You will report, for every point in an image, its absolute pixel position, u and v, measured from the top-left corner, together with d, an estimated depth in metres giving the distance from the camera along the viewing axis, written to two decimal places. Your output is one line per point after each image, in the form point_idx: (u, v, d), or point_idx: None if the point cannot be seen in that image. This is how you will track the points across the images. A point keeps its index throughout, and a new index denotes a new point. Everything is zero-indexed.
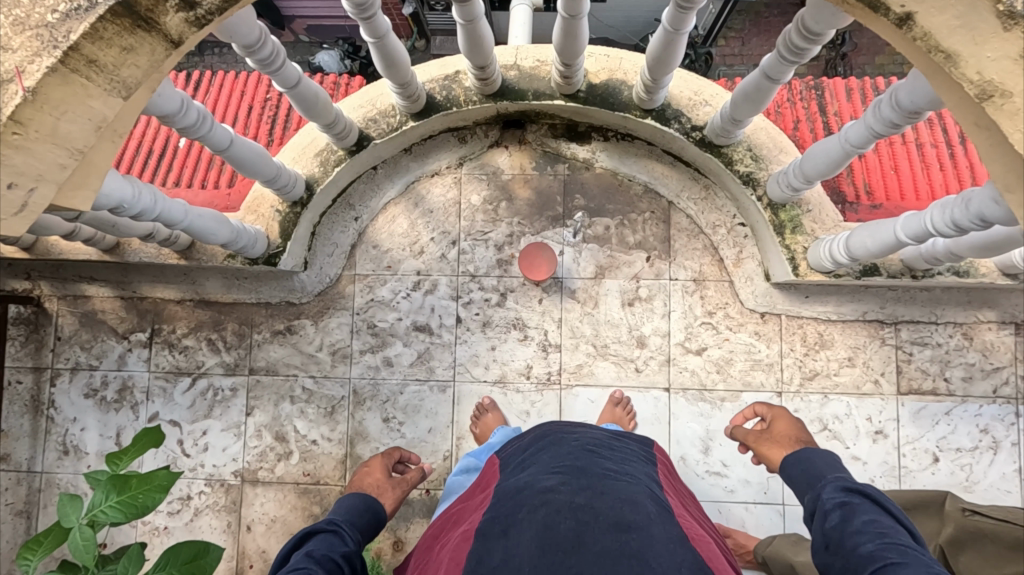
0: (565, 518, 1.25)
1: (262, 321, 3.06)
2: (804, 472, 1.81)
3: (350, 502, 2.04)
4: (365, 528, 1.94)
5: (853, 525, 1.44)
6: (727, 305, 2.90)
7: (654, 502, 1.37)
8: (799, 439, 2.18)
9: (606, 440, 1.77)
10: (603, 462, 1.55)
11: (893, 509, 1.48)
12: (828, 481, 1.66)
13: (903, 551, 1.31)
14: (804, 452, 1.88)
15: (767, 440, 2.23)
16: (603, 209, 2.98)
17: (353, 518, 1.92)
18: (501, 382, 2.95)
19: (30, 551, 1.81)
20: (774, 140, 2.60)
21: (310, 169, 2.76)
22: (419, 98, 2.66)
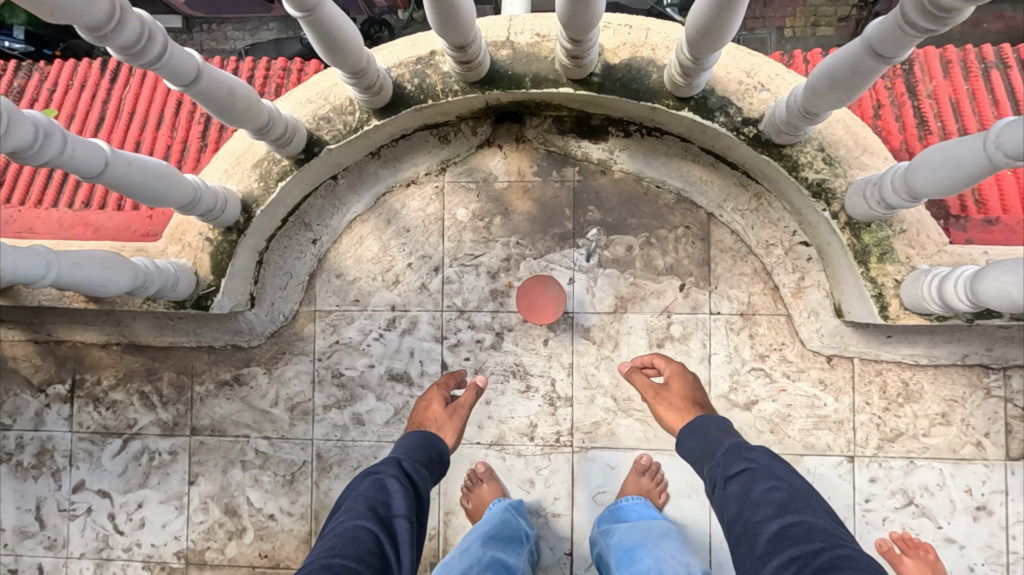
0: None
1: (205, 370, 2.49)
2: (701, 446, 1.69)
3: (415, 442, 1.82)
4: (434, 471, 1.78)
5: (751, 496, 1.43)
6: (784, 346, 2.27)
7: None
8: (694, 400, 1.93)
9: None
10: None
11: (789, 476, 1.49)
12: (725, 450, 1.60)
13: (808, 529, 1.32)
14: (698, 421, 1.77)
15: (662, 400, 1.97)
16: (624, 224, 2.35)
17: (416, 457, 1.75)
18: (498, 444, 2.38)
19: None
20: (855, 136, 1.94)
21: (247, 185, 2.15)
22: (382, 89, 2.03)
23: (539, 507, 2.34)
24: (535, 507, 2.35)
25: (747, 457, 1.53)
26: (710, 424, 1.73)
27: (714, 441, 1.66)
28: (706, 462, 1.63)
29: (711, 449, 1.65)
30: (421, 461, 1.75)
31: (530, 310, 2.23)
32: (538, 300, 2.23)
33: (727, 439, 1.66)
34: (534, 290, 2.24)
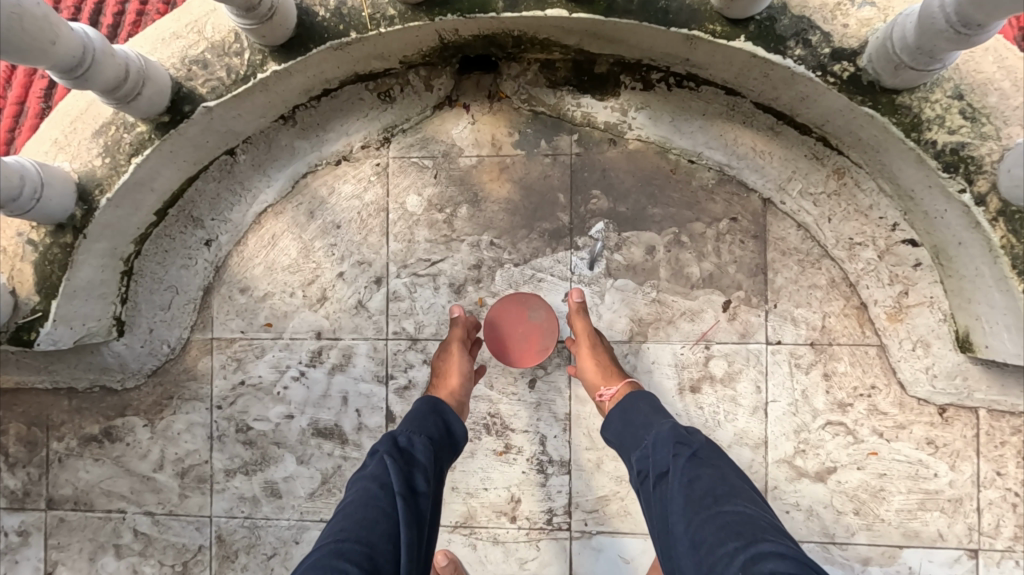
0: None
1: (64, 421, 1.81)
2: (628, 429, 1.32)
3: (424, 404, 1.38)
4: (451, 445, 1.36)
5: (673, 498, 1.10)
6: (876, 391, 1.57)
7: None
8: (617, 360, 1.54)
9: None
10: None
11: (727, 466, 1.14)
12: (652, 441, 1.23)
13: (736, 530, 1.00)
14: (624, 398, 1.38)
15: (594, 351, 1.52)
16: (642, 216, 1.64)
17: (427, 430, 1.31)
18: (466, 526, 1.69)
19: None
20: (1013, 75, 1.23)
21: (86, 163, 1.46)
22: (271, 12, 1.31)
23: None
24: None
25: (675, 443, 1.18)
26: (633, 406, 1.34)
27: (647, 420, 1.30)
28: (631, 452, 1.28)
29: (640, 434, 1.28)
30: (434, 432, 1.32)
31: (504, 350, 1.59)
32: (516, 335, 1.59)
33: (665, 418, 1.29)
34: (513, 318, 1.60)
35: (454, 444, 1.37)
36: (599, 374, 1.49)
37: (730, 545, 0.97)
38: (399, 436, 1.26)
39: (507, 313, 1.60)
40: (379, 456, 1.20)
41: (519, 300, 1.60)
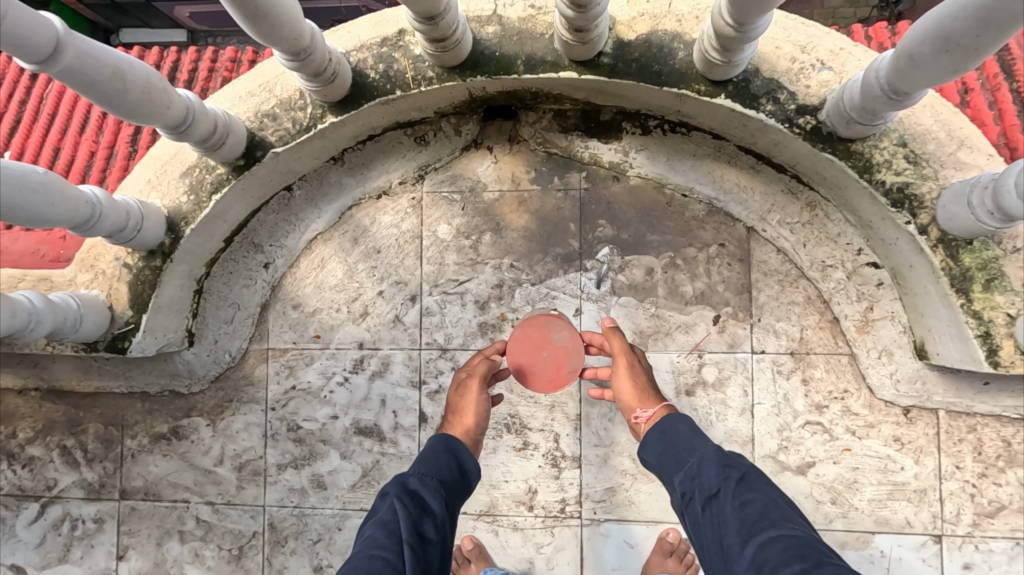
0: None
1: (137, 421, 2.07)
2: (667, 452, 1.33)
3: (432, 447, 1.40)
4: (461, 488, 1.37)
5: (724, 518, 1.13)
6: (849, 395, 1.80)
7: None
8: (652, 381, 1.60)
9: None
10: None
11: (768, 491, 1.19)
12: (698, 461, 1.25)
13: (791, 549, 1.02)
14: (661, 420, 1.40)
15: (632, 371, 1.58)
16: (642, 241, 1.90)
17: (435, 474, 1.33)
18: (489, 514, 1.92)
19: None
20: (947, 127, 1.48)
21: (174, 199, 1.74)
22: (333, 76, 1.60)
23: None
24: None
25: (724, 466, 1.21)
26: (673, 431, 1.36)
27: (688, 445, 1.31)
28: (669, 474, 1.30)
29: (683, 456, 1.29)
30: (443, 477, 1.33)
31: (531, 377, 1.65)
32: (542, 361, 1.65)
33: (707, 441, 1.31)
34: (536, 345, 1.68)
35: (463, 487, 1.38)
36: (635, 396, 1.54)
37: (796, 566, 0.98)
38: (408, 481, 1.27)
39: (530, 340, 1.67)
40: (390, 502, 1.21)
41: (541, 326, 1.68)
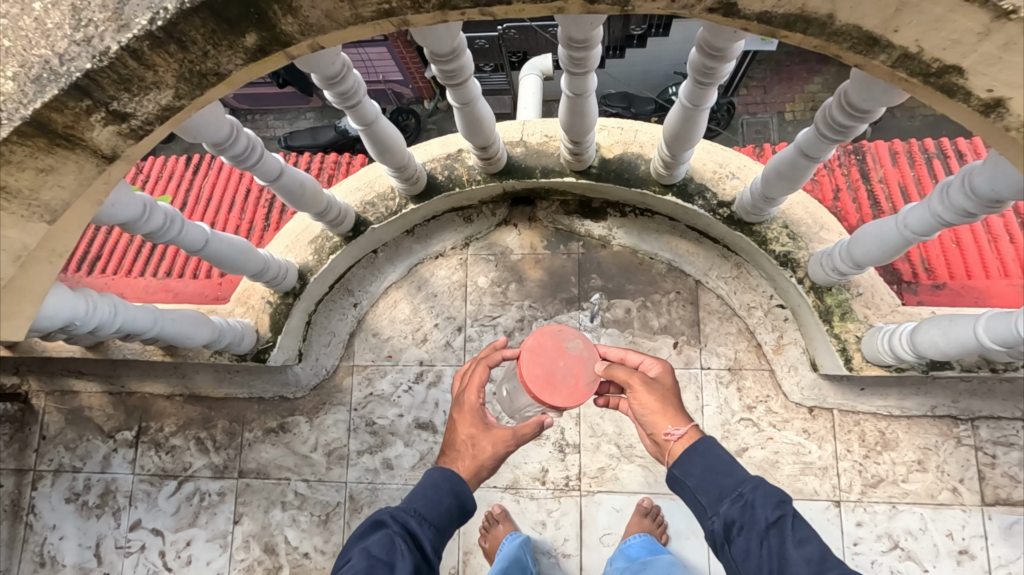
0: None
1: (254, 418, 2.82)
2: (714, 481, 1.41)
3: (436, 485, 1.61)
4: (451, 528, 1.62)
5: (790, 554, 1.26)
6: (770, 398, 2.54)
7: None
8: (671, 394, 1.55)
9: None
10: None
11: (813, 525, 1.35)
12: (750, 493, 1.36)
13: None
14: (698, 445, 1.46)
15: (649, 386, 1.53)
16: (623, 289, 2.71)
17: (433, 518, 1.57)
18: (513, 487, 2.62)
19: None
20: (813, 215, 2.31)
21: (304, 258, 2.57)
22: (417, 180, 2.47)
23: (550, 547, 2.55)
24: (547, 549, 2.55)
25: (780, 501, 1.34)
26: (708, 459, 1.44)
27: (725, 471, 1.42)
28: (708, 502, 1.41)
29: (727, 483, 1.40)
30: (437, 522, 1.57)
31: (550, 389, 1.46)
32: (561, 369, 1.47)
33: (745, 469, 1.42)
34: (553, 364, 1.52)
35: (453, 528, 1.63)
36: (659, 410, 1.51)
37: None
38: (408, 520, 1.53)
39: (545, 350, 1.48)
40: (390, 536, 1.48)
41: (553, 334, 1.49)
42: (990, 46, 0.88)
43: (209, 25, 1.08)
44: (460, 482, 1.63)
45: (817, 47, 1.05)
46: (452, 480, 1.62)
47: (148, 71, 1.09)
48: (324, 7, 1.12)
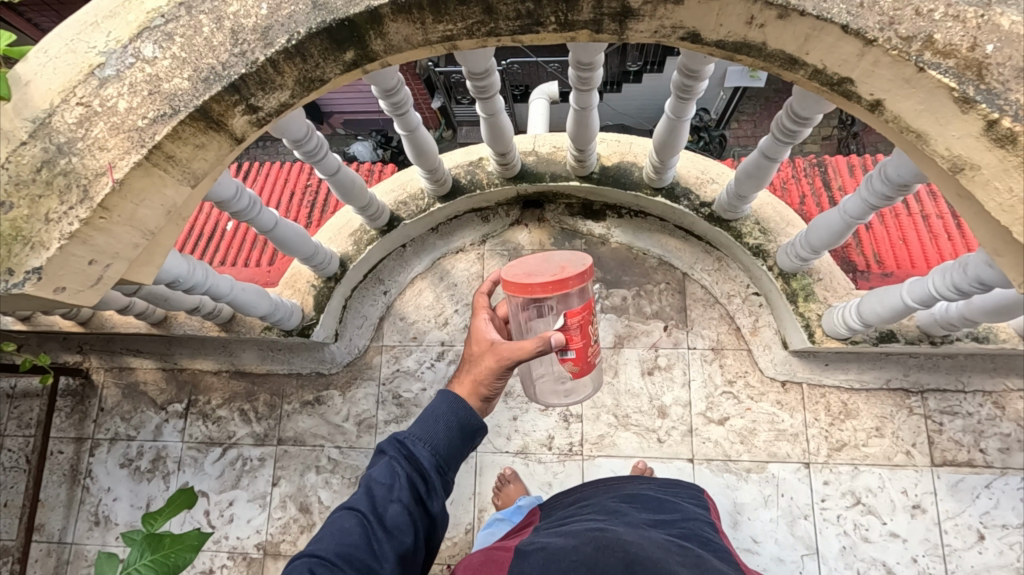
0: (607, 547, 1.50)
1: (293, 392, 3.17)
2: None
3: (438, 412, 1.62)
4: (460, 447, 1.62)
5: None
6: (748, 373, 2.92)
7: (675, 551, 1.51)
8: None
9: (653, 487, 2.06)
10: (670, 525, 1.73)
11: None
12: None
13: None
14: None
15: None
16: (620, 280, 3.11)
17: (434, 444, 1.58)
18: (523, 452, 2.97)
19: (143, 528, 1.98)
20: (781, 214, 2.74)
21: (345, 248, 2.97)
22: (446, 181, 2.89)
23: None
24: None
25: None
26: None
27: None
28: None
29: None
30: (438, 447, 1.59)
31: (534, 277, 1.62)
32: (541, 266, 1.65)
33: None
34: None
35: (463, 447, 1.63)
36: None
37: None
38: (407, 447, 1.57)
39: (527, 262, 1.69)
40: (389, 465, 1.55)
41: (536, 254, 1.72)
42: (866, 62, 1.29)
43: (323, 45, 1.44)
44: (458, 405, 1.63)
45: (761, 67, 1.46)
46: (453, 406, 1.63)
47: (277, 76, 1.47)
48: (404, 33, 1.48)
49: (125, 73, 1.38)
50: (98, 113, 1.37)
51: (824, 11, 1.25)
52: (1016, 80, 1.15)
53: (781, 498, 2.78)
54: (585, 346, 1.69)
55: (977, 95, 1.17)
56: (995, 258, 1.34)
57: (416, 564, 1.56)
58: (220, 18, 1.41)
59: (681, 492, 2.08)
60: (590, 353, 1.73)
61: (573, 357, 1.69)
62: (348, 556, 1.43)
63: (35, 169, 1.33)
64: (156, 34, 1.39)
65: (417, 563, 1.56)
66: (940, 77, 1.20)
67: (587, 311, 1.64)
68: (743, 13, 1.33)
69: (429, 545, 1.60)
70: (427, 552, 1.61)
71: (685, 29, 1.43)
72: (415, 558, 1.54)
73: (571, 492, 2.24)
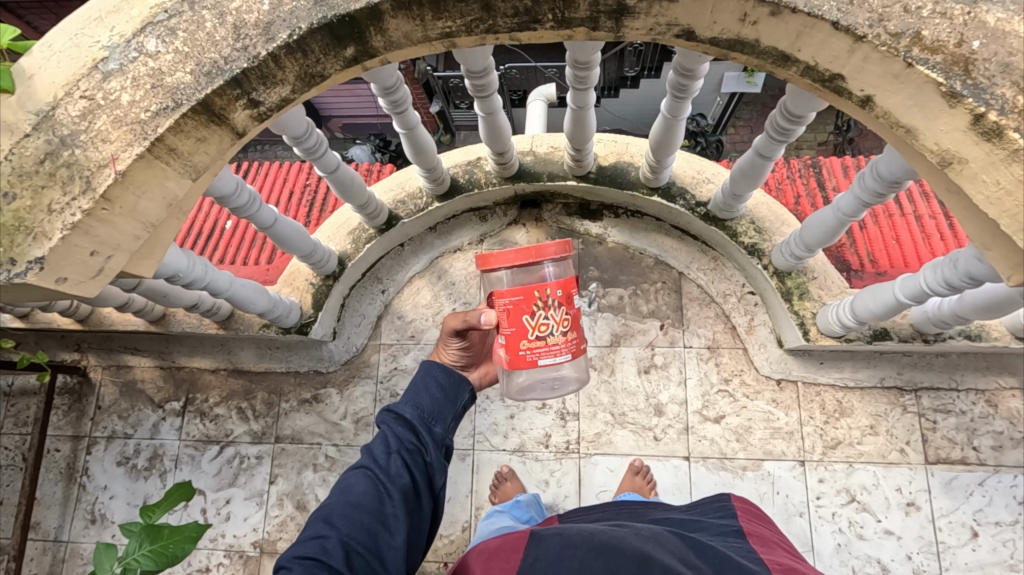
0: (628, 539, 1.53)
1: (290, 390, 3.18)
2: None
3: (419, 378, 1.75)
4: (447, 403, 1.73)
5: None
6: (743, 372, 2.94)
7: (695, 554, 1.53)
8: None
9: (681, 510, 2.08)
10: (694, 536, 1.73)
11: None
12: None
13: None
14: None
15: None
16: (617, 279, 3.13)
17: (420, 402, 1.70)
18: (520, 450, 2.98)
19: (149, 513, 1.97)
20: (775, 214, 2.77)
21: (343, 246, 2.98)
22: (444, 180, 2.91)
23: (553, 502, 2.89)
24: (550, 504, 2.89)
25: None
26: None
27: None
28: None
29: None
30: (424, 405, 1.70)
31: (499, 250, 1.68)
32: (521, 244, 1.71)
33: None
34: (527, 273, 1.73)
35: (450, 403, 1.73)
36: None
37: None
38: (396, 408, 1.68)
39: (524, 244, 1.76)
40: (382, 426, 1.65)
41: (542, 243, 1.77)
42: (857, 59, 1.31)
43: (324, 40, 1.46)
44: (435, 367, 1.76)
45: (755, 64, 1.49)
46: (430, 369, 1.75)
47: (278, 71, 1.48)
48: (405, 29, 1.50)
49: (127, 66, 1.40)
50: (101, 106, 1.38)
51: (815, 8, 1.27)
52: (1002, 74, 1.18)
53: (777, 496, 2.79)
54: (514, 335, 1.62)
55: (964, 90, 1.19)
56: (984, 252, 1.36)
57: (426, 517, 1.61)
58: (222, 14, 1.42)
59: (712, 507, 2.04)
60: (525, 349, 1.62)
61: (503, 342, 1.64)
62: (357, 506, 1.51)
63: (38, 160, 1.34)
64: (158, 29, 1.41)
65: (425, 515, 1.61)
66: (928, 72, 1.22)
67: (520, 299, 1.59)
68: (736, 10, 1.36)
69: (437, 499, 1.65)
70: (436, 509, 1.66)
71: (680, 27, 1.45)
72: (422, 509, 1.60)
73: (594, 510, 2.25)
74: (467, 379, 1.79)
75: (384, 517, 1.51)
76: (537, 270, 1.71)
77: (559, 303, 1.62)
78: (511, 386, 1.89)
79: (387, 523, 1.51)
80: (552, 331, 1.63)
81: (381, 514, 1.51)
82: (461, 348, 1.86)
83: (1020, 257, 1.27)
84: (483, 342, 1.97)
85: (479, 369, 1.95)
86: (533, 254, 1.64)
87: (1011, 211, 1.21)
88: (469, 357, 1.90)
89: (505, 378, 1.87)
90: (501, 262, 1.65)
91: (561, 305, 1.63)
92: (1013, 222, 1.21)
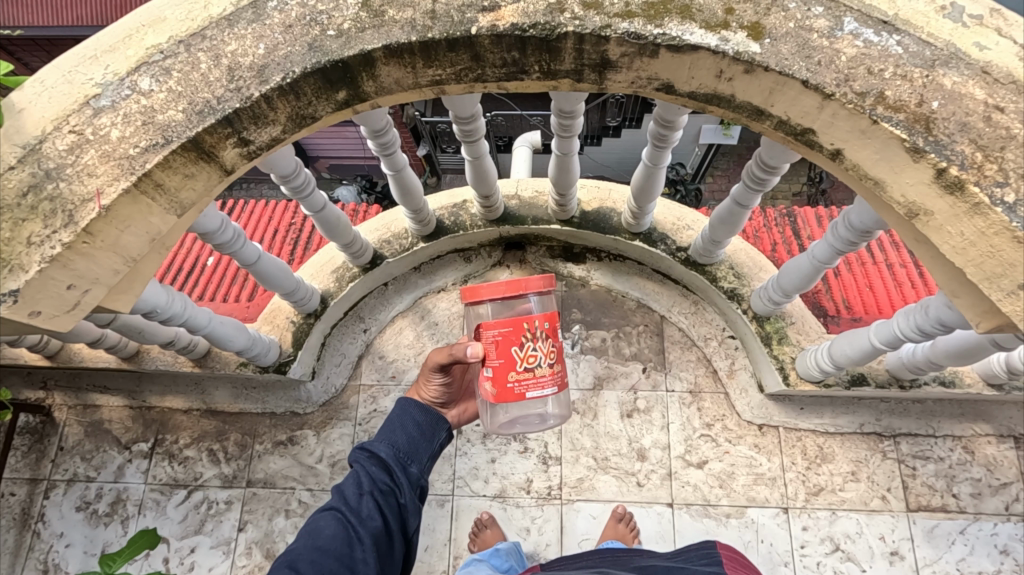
0: None
1: (265, 432, 3.09)
2: None
3: (395, 416, 1.72)
4: (422, 442, 1.70)
5: None
6: (725, 417, 2.95)
7: None
8: None
9: (668, 557, 2.04)
10: None
11: None
12: None
13: None
14: None
15: None
16: (599, 322, 3.15)
17: (395, 441, 1.66)
18: (501, 496, 2.91)
19: (108, 566, 1.87)
20: (753, 259, 2.85)
21: (326, 285, 2.97)
22: (430, 222, 2.94)
23: (534, 551, 2.81)
24: (531, 553, 2.80)
25: None
26: None
27: None
28: None
29: None
30: (399, 443, 1.66)
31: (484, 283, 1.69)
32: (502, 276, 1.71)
33: None
34: (512, 308, 1.74)
35: (426, 442, 1.70)
36: None
37: None
38: (371, 446, 1.64)
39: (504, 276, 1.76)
40: (355, 465, 1.61)
41: None
42: (825, 115, 1.38)
43: (317, 84, 1.49)
44: (412, 404, 1.73)
45: (731, 117, 1.55)
46: (407, 407, 1.73)
47: (270, 112, 1.50)
48: (396, 76, 1.53)
49: (120, 104, 1.41)
50: (89, 141, 1.39)
51: (785, 67, 1.35)
52: (961, 133, 1.25)
53: (761, 544, 2.76)
54: (502, 368, 1.61)
55: (926, 146, 1.26)
56: (954, 300, 1.40)
57: (396, 562, 1.56)
58: (218, 56, 1.45)
59: (697, 553, 1.97)
60: (513, 381, 1.61)
61: (489, 375, 1.63)
62: (325, 551, 1.45)
63: (21, 193, 1.34)
64: (153, 68, 1.44)
65: (395, 560, 1.56)
66: (893, 129, 1.29)
67: (509, 330, 1.59)
68: (712, 67, 1.42)
69: (408, 543, 1.60)
70: (406, 552, 1.62)
71: (660, 81, 1.51)
72: (393, 553, 1.55)
73: (578, 558, 2.19)
74: (444, 419, 1.77)
75: (353, 563, 1.45)
76: (522, 303, 1.72)
77: (546, 335, 1.63)
78: (493, 421, 1.87)
79: (355, 569, 1.45)
80: (540, 362, 1.63)
81: (350, 560, 1.46)
82: (442, 384, 1.83)
83: (989, 306, 1.32)
84: (461, 380, 1.95)
85: (458, 407, 1.95)
86: (521, 286, 1.66)
87: (976, 260, 1.28)
88: (450, 394, 1.88)
89: (487, 414, 1.86)
90: (489, 294, 1.67)
91: (548, 337, 1.64)
92: (978, 272, 1.28)
